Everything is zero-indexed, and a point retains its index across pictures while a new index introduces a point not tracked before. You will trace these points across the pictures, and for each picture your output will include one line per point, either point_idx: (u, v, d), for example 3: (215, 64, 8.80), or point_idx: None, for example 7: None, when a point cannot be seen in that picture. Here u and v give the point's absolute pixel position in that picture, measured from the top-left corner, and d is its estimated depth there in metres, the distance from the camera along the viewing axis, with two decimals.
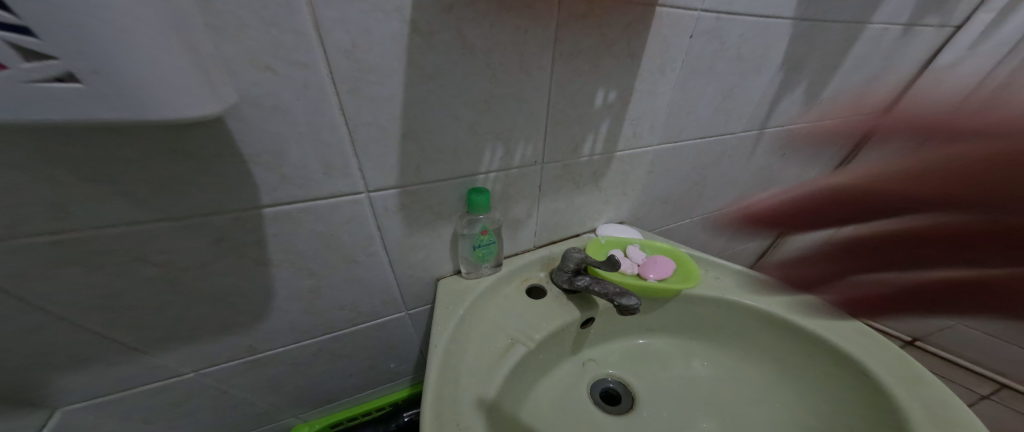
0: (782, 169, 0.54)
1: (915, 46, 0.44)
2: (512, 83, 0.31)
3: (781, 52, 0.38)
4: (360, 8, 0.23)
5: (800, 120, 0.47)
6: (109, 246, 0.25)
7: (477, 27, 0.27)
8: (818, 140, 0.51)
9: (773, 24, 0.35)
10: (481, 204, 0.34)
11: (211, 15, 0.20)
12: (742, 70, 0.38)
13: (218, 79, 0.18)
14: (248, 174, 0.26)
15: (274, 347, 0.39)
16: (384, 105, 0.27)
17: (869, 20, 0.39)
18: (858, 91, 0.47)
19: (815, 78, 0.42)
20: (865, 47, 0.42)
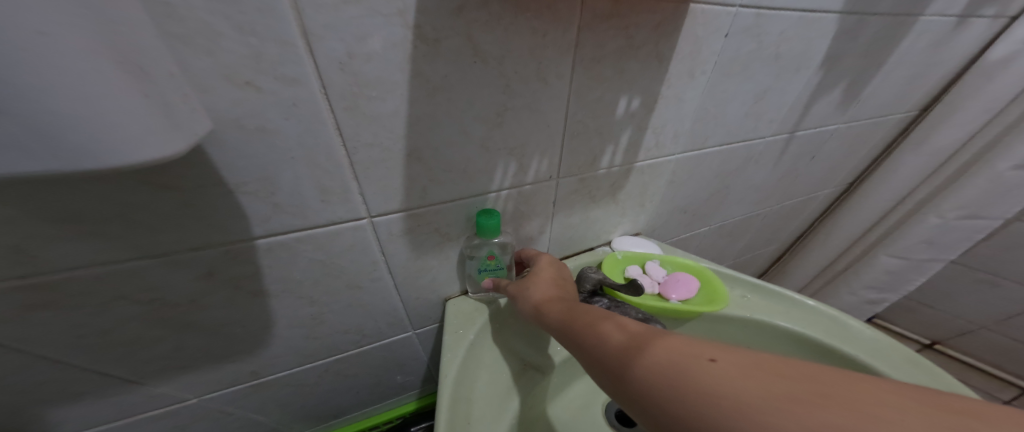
0: (809, 173, 0.51)
1: (965, 39, 0.41)
2: (529, 94, 0.28)
3: (823, 50, 0.34)
4: (355, 12, 0.20)
5: (835, 121, 0.43)
6: (85, 286, 0.23)
7: (491, 32, 0.24)
8: (849, 141, 0.48)
9: (817, 19, 0.32)
10: (491, 229, 0.31)
11: (174, 23, 0.16)
12: (778, 71, 0.35)
13: (185, 111, 0.14)
14: (237, 204, 0.23)
15: (277, 370, 0.36)
16: (386, 124, 0.24)
17: (922, 13, 0.35)
18: (897, 88, 0.43)
19: (853, 78, 0.39)
20: (910, 42, 0.38)
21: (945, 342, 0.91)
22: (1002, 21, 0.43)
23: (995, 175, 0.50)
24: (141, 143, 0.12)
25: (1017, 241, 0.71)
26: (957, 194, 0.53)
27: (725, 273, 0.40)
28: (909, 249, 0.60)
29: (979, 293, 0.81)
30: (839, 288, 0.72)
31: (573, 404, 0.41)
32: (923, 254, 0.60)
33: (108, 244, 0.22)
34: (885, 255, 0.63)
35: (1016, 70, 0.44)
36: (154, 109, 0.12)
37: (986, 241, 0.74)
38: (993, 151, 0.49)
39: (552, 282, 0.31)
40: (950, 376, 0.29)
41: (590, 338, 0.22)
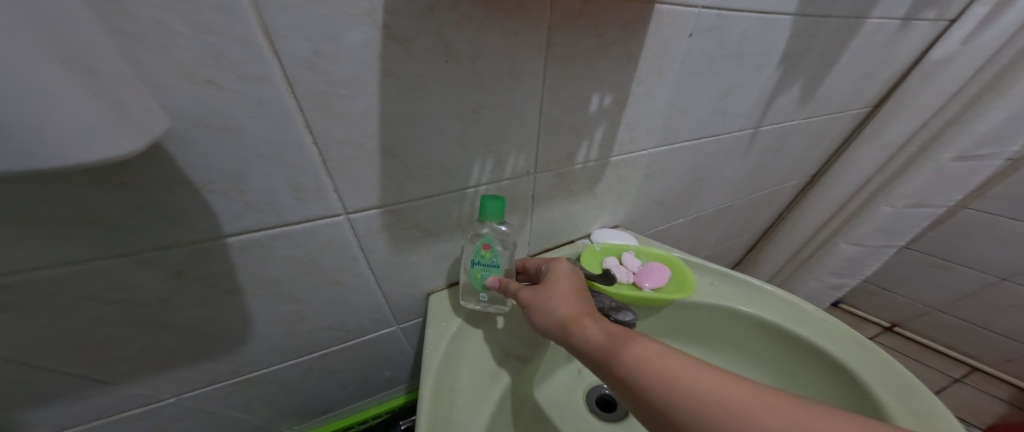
0: (776, 166, 0.53)
1: (911, 40, 0.43)
2: (502, 92, 0.29)
3: (780, 49, 0.36)
4: (319, 12, 0.20)
5: (795, 117, 0.46)
6: (49, 287, 0.22)
7: (461, 32, 0.24)
8: (811, 136, 0.51)
9: (774, 20, 0.33)
10: (498, 206, 0.32)
11: (124, 20, 0.17)
12: (741, 69, 0.36)
13: (141, 111, 0.15)
14: (205, 202, 0.23)
15: (259, 368, 0.36)
16: (358, 122, 0.25)
17: (867, 15, 0.37)
18: (854, 86, 0.46)
19: (811, 77, 0.41)
20: (861, 43, 0.40)
21: (905, 322, 1.04)
22: (942, 24, 0.46)
23: (939, 166, 0.54)
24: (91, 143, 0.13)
25: (962, 226, 0.84)
26: (906, 182, 0.57)
27: (695, 263, 0.42)
28: (866, 237, 0.64)
29: (932, 276, 0.94)
30: (804, 276, 0.75)
31: (556, 392, 0.42)
32: (879, 242, 0.64)
33: (72, 244, 0.22)
34: (845, 243, 0.67)
35: (955, 69, 0.48)
36: (105, 107, 0.13)
37: (937, 227, 0.88)
38: (939, 144, 0.53)
39: (577, 296, 0.31)
40: (885, 352, 0.32)
41: (648, 380, 0.24)
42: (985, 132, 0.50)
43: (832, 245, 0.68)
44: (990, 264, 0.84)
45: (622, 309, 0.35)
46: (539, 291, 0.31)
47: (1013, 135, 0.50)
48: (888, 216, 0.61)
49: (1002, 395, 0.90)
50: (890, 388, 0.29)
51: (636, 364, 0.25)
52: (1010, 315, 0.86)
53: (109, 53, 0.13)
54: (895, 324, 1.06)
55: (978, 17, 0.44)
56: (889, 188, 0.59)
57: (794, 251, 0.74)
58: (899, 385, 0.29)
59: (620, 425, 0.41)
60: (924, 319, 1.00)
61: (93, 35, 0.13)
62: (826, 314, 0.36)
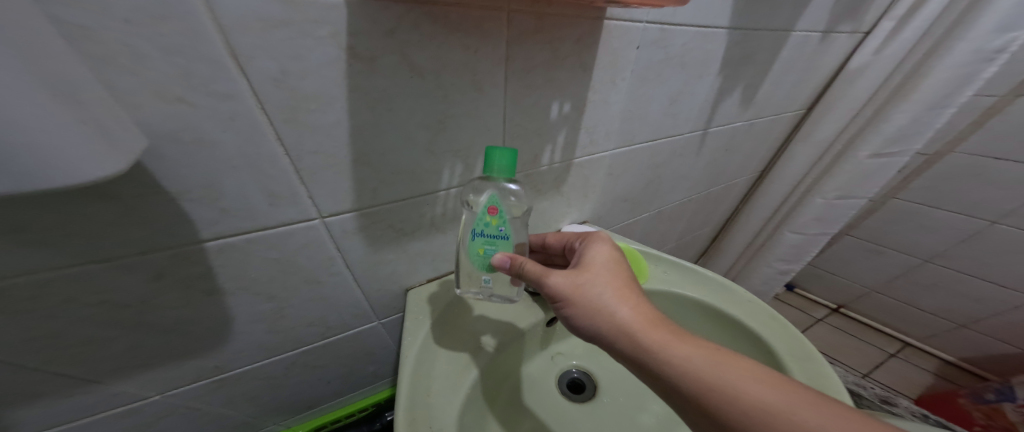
0: (729, 163, 0.58)
1: (835, 49, 0.48)
2: (465, 103, 0.31)
3: (718, 57, 0.40)
4: (285, 35, 0.22)
5: (738, 119, 0.50)
6: (33, 292, 0.24)
7: (423, 49, 0.27)
8: (757, 136, 0.56)
9: (711, 32, 0.38)
10: (503, 156, 0.30)
11: (95, 45, 0.18)
12: (686, 76, 0.40)
13: (122, 131, 0.17)
14: (182, 210, 0.25)
15: (242, 364, 0.38)
16: (328, 133, 0.27)
17: (790, 28, 0.42)
18: (791, 89, 0.51)
19: (749, 82, 0.45)
20: (791, 51, 0.45)
21: (849, 304, 1.16)
22: (860, 36, 0.50)
23: (858, 163, 0.59)
24: (87, 167, 0.15)
25: (893, 214, 0.94)
26: (835, 176, 0.62)
27: (650, 253, 0.46)
28: (805, 225, 0.69)
29: (869, 260, 1.04)
30: (758, 263, 0.81)
31: (530, 377, 0.45)
32: (816, 229, 0.69)
33: (54, 253, 0.23)
34: (788, 231, 0.72)
35: (868, 77, 0.52)
36: (94, 135, 0.15)
37: (873, 214, 0.97)
38: (859, 142, 0.58)
39: (623, 283, 0.31)
40: (793, 327, 0.36)
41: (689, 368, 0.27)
42: (892, 132, 0.55)
43: (778, 234, 0.74)
44: (914, 248, 0.94)
45: None
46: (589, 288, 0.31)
47: (915, 136, 0.54)
48: (822, 207, 0.66)
49: (928, 367, 1.02)
50: (793, 357, 0.34)
51: (683, 357, 0.27)
52: (931, 294, 0.97)
53: (82, 75, 0.15)
54: (841, 306, 1.18)
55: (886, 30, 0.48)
56: (821, 182, 0.64)
57: (750, 240, 0.80)
58: (799, 354, 0.34)
59: (589, 404, 0.43)
60: (864, 300, 1.11)
61: (65, 57, 0.14)
62: (754, 297, 0.40)
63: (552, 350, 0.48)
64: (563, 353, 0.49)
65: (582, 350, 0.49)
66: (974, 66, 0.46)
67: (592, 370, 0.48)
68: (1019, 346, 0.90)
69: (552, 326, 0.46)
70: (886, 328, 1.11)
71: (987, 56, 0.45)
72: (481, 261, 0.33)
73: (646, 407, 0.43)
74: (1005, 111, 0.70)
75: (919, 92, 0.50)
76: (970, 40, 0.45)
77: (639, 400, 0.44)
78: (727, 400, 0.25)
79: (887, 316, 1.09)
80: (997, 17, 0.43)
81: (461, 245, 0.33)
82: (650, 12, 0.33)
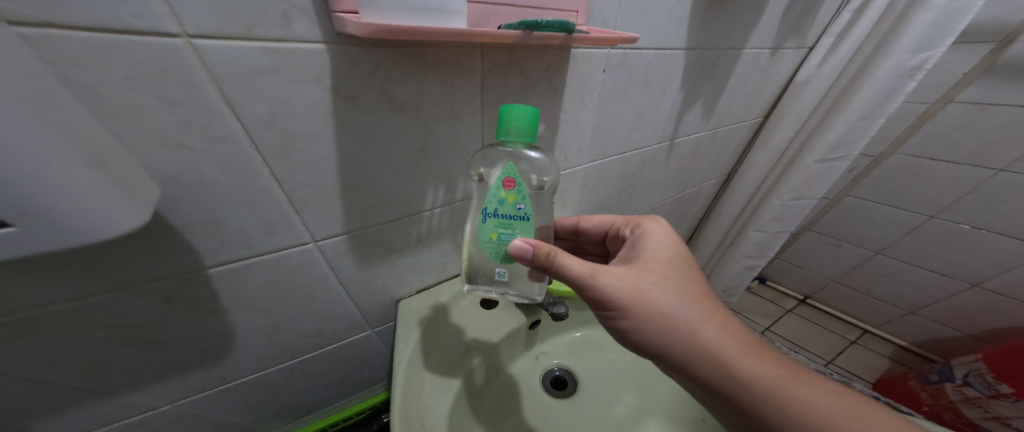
0: (695, 168, 0.63)
1: (784, 64, 0.56)
2: (445, 131, 0.34)
3: (680, 79, 0.45)
4: (273, 81, 0.24)
5: (702, 129, 0.55)
6: (53, 320, 0.26)
7: (403, 86, 0.29)
8: (718, 143, 0.61)
9: (670, 54, 0.42)
10: (520, 112, 0.29)
11: (103, 101, 0.20)
12: (650, 94, 0.45)
13: (143, 186, 0.20)
14: (185, 241, 0.27)
15: (244, 375, 0.40)
16: (317, 166, 0.29)
17: (745, 46, 0.48)
18: (746, 99, 0.56)
19: (708, 98, 0.50)
20: (745, 66, 0.51)
21: (814, 295, 1.19)
22: (805, 50, 0.56)
23: (807, 168, 0.63)
24: (120, 222, 0.19)
25: (850, 210, 0.99)
26: (789, 179, 0.66)
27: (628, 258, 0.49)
28: (766, 225, 0.73)
29: (829, 253, 1.08)
30: (728, 260, 0.86)
31: (515, 376, 0.48)
32: (777, 228, 0.74)
33: (71, 284, 0.25)
34: (753, 230, 0.76)
35: (813, 89, 0.57)
36: (125, 196, 0.19)
37: (829, 211, 1.03)
38: (808, 148, 0.61)
39: (682, 282, 0.33)
40: None
41: (736, 363, 0.30)
42: (832, 140, 0.58)
43: (745, 233, 0.78)
44: (866, 240, 0.99)
45: (557, 303, 0.45)
46: (656, 301, 0.31)
47: (853, 143, 0.58)
48: (779, 208, 0.70)
49: (886, 352, 1.05)
50: None
51: (731, 356, 0.30)
52: (884, 282, 1.02)
53: (105, 141, 0.18)
54: (807, 296, 1.21)
55: (825, 47, 0.54)
56: (778, 184, 0.68)
57: (721, 237, 0.85)
58: None
59: (570, 399, 0.47)
60: (826, 291, 1.15)
61: (96, 132, 0.18)
62: None
63: (536, 350, 0.51)
64: (546, 352, 0.52)
65: (562, 349, 0.53)
66: (896, 81, 0.49)
67: (571, 367, 0.52)
68: (965, 330, 0.93)
69: (535, 328, 0.49)
70: (847, 316, 1.14)
71: (906, 72, 0.48)
72: (495, 246, 0.33)
73: (620, 400, 0.47)
74: (936, 117, 0.78)
75: (854, 103, 0.54)
76: (892, 58, 0.48)
77: (614, 393, 0.48)
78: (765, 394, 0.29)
79: (847, 306, 1.13)
80: (914, 36, 0.45)
81: (472, 224, 0.33)
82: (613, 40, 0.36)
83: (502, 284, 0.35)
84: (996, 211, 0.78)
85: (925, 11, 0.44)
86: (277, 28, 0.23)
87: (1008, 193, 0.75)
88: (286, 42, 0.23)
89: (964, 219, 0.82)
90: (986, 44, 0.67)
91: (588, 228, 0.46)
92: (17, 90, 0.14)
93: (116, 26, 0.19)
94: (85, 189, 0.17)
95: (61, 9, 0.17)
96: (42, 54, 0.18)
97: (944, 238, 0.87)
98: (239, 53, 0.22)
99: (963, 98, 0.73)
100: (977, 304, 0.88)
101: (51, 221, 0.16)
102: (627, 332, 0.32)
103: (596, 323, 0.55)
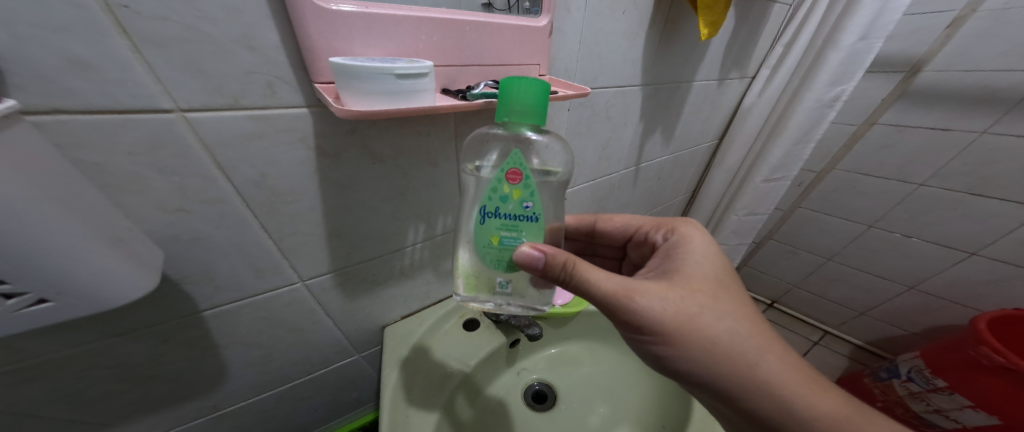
0: (658, 189, 0.69)
1: (730, 92, 0.62)
2: (423, 177, 0.37)
3: (639, 110, 0.51)
4: (261, 146, 0.27)
5: (663, 154, 0.62)
6: (60, 364, 0.28)
7: (382, 140, 0.32)
8: (678, 167, 0.69)
9: (628, 90, 0.47)
10: (523, 87, 0.28)
11: (104, 176, 0.22)
12: (612, 127, 0.50)
13: (148, 251, 0.23)
14: (181, 290, 0.30)
15: (236, 402, 0.42)
16: (303, 216, 0.32)
17: (694, 79, 0.54)
18: (701, 126, 0.64)
19: (665, 128, 0.57)
20: (697, 96, 0.57)
21: (780, 299, 1.25)
22: (747, 80, 0.63)
23: (756, 186, 0.70)
24: (133, 288, 0.22)
25: (801, 221, 1.05)
26: (742, 197, 0.73)
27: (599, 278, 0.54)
28: (727, 238, 0.82)
29: (789, 259, 1.14)
30: None
31: (498, 393, 0.51)
32: (736, 240, 0.82)
33: (76, 332, 0.27)
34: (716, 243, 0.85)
35: (755, 115, 0.64)
36: (136, 266, 0.22)
37: (785, 221, 1.09)
38: (755, 170, 0.69)
39: (734, 306, 0.32)
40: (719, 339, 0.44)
41: (786, 392, 0.30)
42: (774, 162, 0.65)
43: None
44: (818, 248, 1.05)
45: (531, 325, 0.49)
46: (707, 328, 0.30)
47: (792, 164, 0.66)
48: (736, 222, 0.78)
49: (844, 352, 1.11)
50: None
51: (782, 385, 0.30)
52: (837, 286, 1.07)
53: (119, 220, 0.21)
54: (773, 301, 1.27)
55: (764, 77, 0.62)
56: (734, 201, 0.76)
57: None
58: None
59: (549, 413, 0.51)
60: (790, 295, 1.21)
61: (113, 216, 0.21)
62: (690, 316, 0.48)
63: (517, 367, 0.54)
64: (528, 368, 0.55)
65: (542, 364, 0.56)
66: (820, 111, 0.57)
67: (551, 381, 0.55)
68: (906, 328, 0.99)
69: (515, 347, 0.53)
70: (808, 318, 1.20)
71: (827, 103, 0.56)
72: (496, 252, 0.31)
73: (595, 411, 0.51)
74: (865, 137, 0.86)
75: (788, 129, 0.61)
76: (814, 91, 0.55)
77: (590, 404, 0.52)
78: (815, 424, 0.29)
79: (809, 310, 1.19)
80: (830, 72, 0.53)
81: (469, 224, 0.32)
82: (572, 101, 0.42)
83: (503, 295, 0.33)
84: (920, 220, 0.85)
85: (836, 50, 0.51)
86: (264, 97, 0.25)
87: (929, 205, 0.83)
88: (271, 109, 0.26)
89: (896, 227, 0.89)
90: (896, 74, 0.77)
91: (610, 230, 0.47)
92: (45, 188, 0.17)
93: (115, 107, 0.21)
94: (107, 268, 0.20)
95: (70, 99, 0.20)
96: (52, 137, 0.20)
97: (881, 246, 0.94)
98: (229, 123, 0.25)
99: (885, 119, 0.82)
100: (914, 306, 0.95)
101: (78, 296, 0.19)
102: (666, 356, 0.31)
103: (572, 339, 0.59)
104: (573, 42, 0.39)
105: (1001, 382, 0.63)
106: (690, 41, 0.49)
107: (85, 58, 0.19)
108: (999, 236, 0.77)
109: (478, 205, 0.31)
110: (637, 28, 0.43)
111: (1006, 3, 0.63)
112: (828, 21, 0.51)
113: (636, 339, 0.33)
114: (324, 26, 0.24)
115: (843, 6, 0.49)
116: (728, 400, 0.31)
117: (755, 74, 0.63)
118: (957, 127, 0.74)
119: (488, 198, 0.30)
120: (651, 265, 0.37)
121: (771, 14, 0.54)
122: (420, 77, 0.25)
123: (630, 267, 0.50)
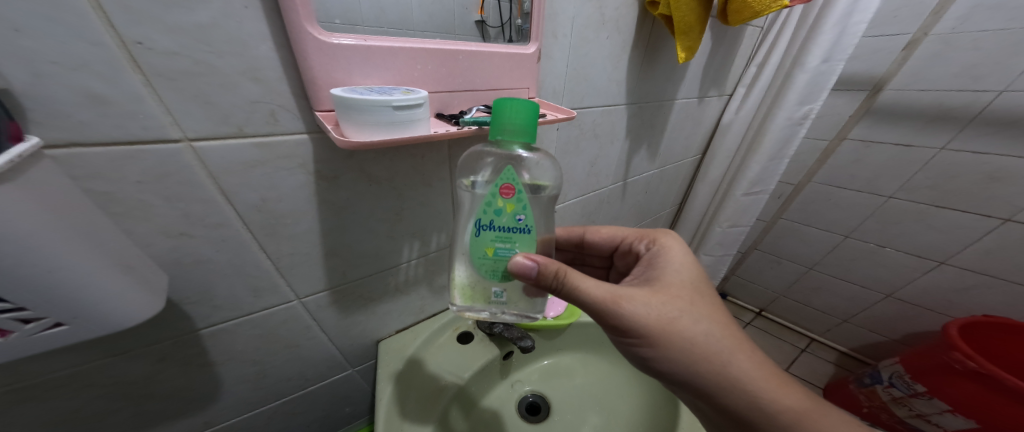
0: (645, 202, 0.72)
1: (710, 109, 0.66)
2: (418, 197, 0.39)
3: (624, 127, 0.53)
4: (262, 172, 0.28)
5: (649, 169, 0.65)
6: (60, 383, 0.28)
7: (379, 163, 0.34)
8: (663, 181, 0.72)
9: (614, 109, 0.50)
10: (516, 109, 0.30)
11: (114, 204, 0.24)
12: (600, 144, 0.52)
13: (154, 273, 0.25)
14: (180, 310, 0.31)
15: (228, 419, 0.42)
16: (302, 237, 0.33)
17: (676, 98, 0.57)
18: (682, 141, 0.67)
19: (649, 145, 0.60)
20: (679, 113, 0.60)
21: (767, 308, 1.27)
22: (726, 97, 0.66)
23: (737, 199, 0.73)
24: (144, 310, 0.23)
25: (782, 232, 1.08)
26: (725, 210, 0.76)
27: None
28: (713, 249, 0.85)
29: (774, 269, 1.16)
30: None
31: (492, 406, 0.51)
32: (722, 251, 0.85)
33: (78, 352, 0.28)
34: (703, 254, 0.87)
35: (734, 130, 0.67)
36: (146, 289, 0.23)
37: (768, 231, 1.11)
38: (736, 183, 0.72)
39: (710, 309, 0.33)
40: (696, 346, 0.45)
41: (756, 389, 0.31)
42: (753, 176, 0.68)
43: (698, 255, 0.88)
44: (801, 258, 1.08)
45: (524, 336, 0.49)
46: (687, 331, 0.32)
47: (769, 179, 0.69)
48: (721, 233, 0.81)
49: (831, 359, 1.13)
50: None
51: (752, 383, 0.31)
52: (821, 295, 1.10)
53: (129, 246, 0.22)
54: (761, 309, 1.29)
55: (741, 95, 0.65)
56: (718, 213, 0.78)
57: None
58: None
59: (542, 424, 0.51)
60: (776, 304, 1.23)
61: (124, 242, 0.22)
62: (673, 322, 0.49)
63: (511, 379, 0.55)
64: (522, 380, 0.56)
65: (535, 376, 0.57)
66: (791, 128, 0.61)
67: (543, 392, 0.56)
68: (887, 335, 1.02)
69: (508, 359, 0.54)
70: (795, 325, 1.22)
71: (797, 120, 0.60)
72: (492, 263, 0.33)
73: (587, 420, 0.52)
74: (836, 152, 0.90)
75: (764, 146, 0.64)
76: (785, 109, 0.59)
77: (582, 414, 0.53)
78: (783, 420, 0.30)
79: (794, 318, 1.21)
80: (798, 92, 0.57)
81: (466, 237, 0.33)
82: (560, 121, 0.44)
83: (498, 304, 0.35)
84: (891, 231, 0.89)
85: (803, 72, 0.55)
86: (267, 126, 0.27)
87: (899, 216, 0.86)
88: (273, 136, 0.27)
89: (870, 237, 0.93)
90: (860, 92, 0.81)
91: (597, 242, 0.49)
92: (67, 216, 0.18)
93: (129, 139, 0.23)
94: (122, 291, 0.21)
95: (86, 132, 0.21)
96: (68, 170, 0.21)
97: (858, 255, 0.97)
98: (233, 150, 0.26)
99: (854, 135, 0.86)
100: (892, 313, 0.98)
101: (94, 320, 0.20)
102: (650, 359, 0.33)
103: (564, 351, 0.60)
104: (560, 65, 0.41)
105: (974, 384, 0.66)
106: (669, 63, 0.52)
107: (104, 95, 0.21)
108: (966, 245, 0.81)
109: (473, 218, 0.33)
110: (621, 51, 0.45)
111: (953, 28, 0.68)
112: (794, 45, 0.55)
113: (621, 343, 0.34)
114: (325, 58, 0.26)
115: (807, 30, 0.53)
116: (706, 398, 0.33)
117: (732, 92, 0.66)
118: (919, 143, 0.79)
119: (483, 212, 0.32)
120: (635, 273, 0.38)
121: (745, 36, 0.57)
122: (417, 107, 0.27)
123: (616, 277, 0.51)
